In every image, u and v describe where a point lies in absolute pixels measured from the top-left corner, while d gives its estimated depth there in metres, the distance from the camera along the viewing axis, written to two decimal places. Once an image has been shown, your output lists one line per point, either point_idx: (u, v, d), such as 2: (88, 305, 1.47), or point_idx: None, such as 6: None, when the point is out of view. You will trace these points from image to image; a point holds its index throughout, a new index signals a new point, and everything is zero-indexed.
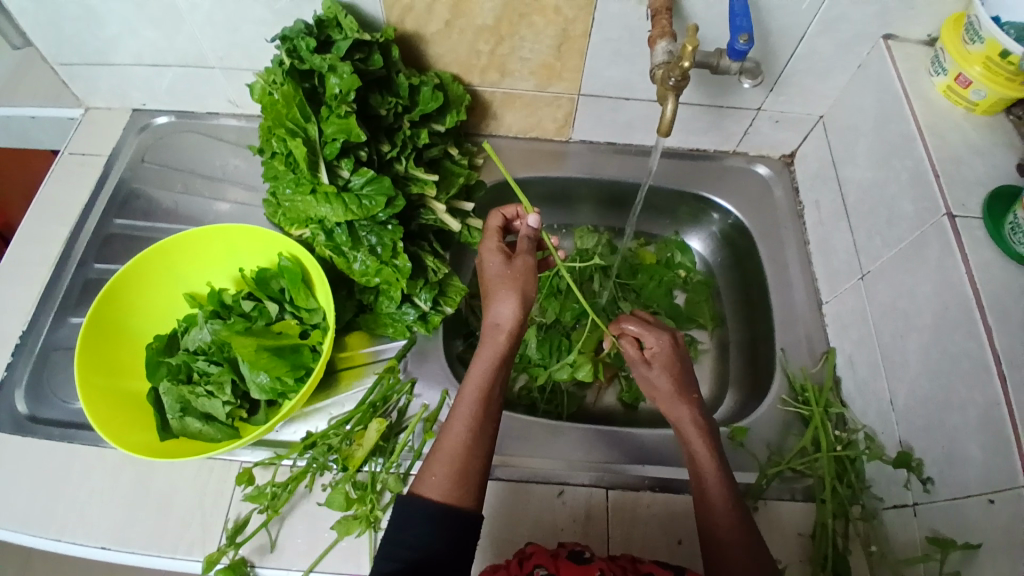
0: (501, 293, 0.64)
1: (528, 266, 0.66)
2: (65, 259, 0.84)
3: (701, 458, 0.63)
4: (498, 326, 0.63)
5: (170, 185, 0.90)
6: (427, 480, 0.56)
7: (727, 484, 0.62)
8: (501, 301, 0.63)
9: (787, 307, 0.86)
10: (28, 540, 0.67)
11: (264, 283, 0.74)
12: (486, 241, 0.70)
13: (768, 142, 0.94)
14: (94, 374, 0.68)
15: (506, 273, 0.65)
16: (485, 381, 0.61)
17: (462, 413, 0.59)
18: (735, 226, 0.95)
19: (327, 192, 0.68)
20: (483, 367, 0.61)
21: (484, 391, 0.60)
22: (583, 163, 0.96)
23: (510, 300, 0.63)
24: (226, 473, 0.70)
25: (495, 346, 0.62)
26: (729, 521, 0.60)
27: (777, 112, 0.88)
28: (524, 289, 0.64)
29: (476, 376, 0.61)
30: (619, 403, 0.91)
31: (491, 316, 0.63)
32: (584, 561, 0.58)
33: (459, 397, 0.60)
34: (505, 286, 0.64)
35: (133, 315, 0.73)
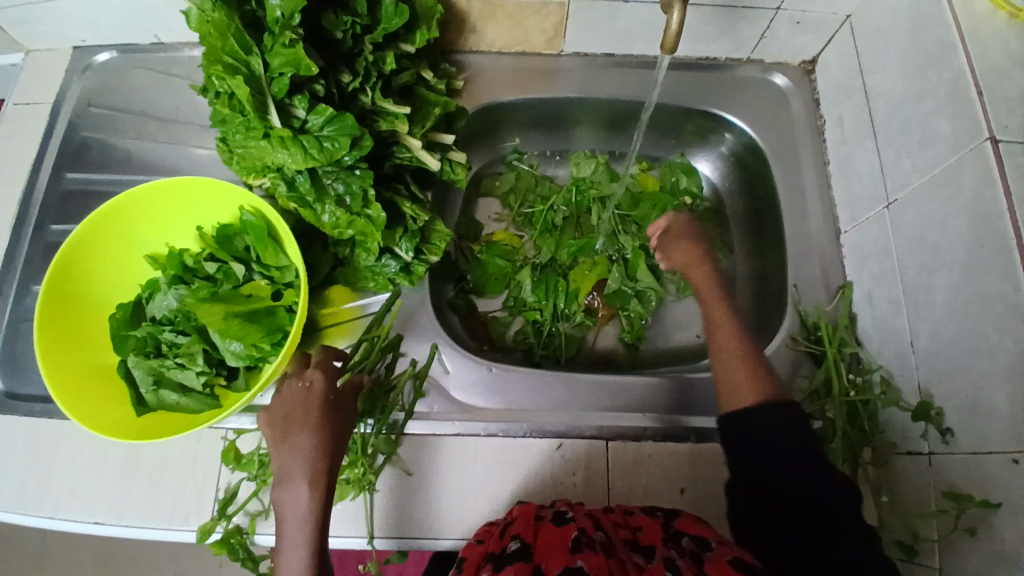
0: (292, 449, 0.59)
1: (314, 384, 0.63)
2: (20, 224, 0.77)
3: (711, 305, 0.75)
4: (291, 451, 0.59)
5: (122, 131, 0.81)
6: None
7: (739, 339, 0.70)
8: (296, 450, 0.59)
9: (801, 238, 0.79)
10: (24, 519, 0.66)
11: (228, 240, 0.67)
12: (287, 379, 0.65)
13: (787, 48, 0.83)
14: (58, 353, 0.63)
15: (302, 417, 0.61)
16: (311, 495, 0.57)
17: (296, 539, 0.56)
18: (747, 146, 0.86)
19: (282, 136, 0.61)
20: (298, 484, 0.58)
21: (314, 508, 0.57)
22: (576, 81, 0.85)
23: (301, 434, 0.60)
24: (213, 442, 0.67)
25: (297, 468, 0.58)
26: (743, 370, 0.67)
27: (798, 12, 0.75)
28: (308, 416, 0.61)
29: (297, 497, 0.57)
30: (619, 343, 0.86)
31: (281, 454, 0.59)
32: (566, 522, 0.58)
33: (283, 525, 0.57)
34: (300, 437, 0.59)
35: (90, 286, 0.67)
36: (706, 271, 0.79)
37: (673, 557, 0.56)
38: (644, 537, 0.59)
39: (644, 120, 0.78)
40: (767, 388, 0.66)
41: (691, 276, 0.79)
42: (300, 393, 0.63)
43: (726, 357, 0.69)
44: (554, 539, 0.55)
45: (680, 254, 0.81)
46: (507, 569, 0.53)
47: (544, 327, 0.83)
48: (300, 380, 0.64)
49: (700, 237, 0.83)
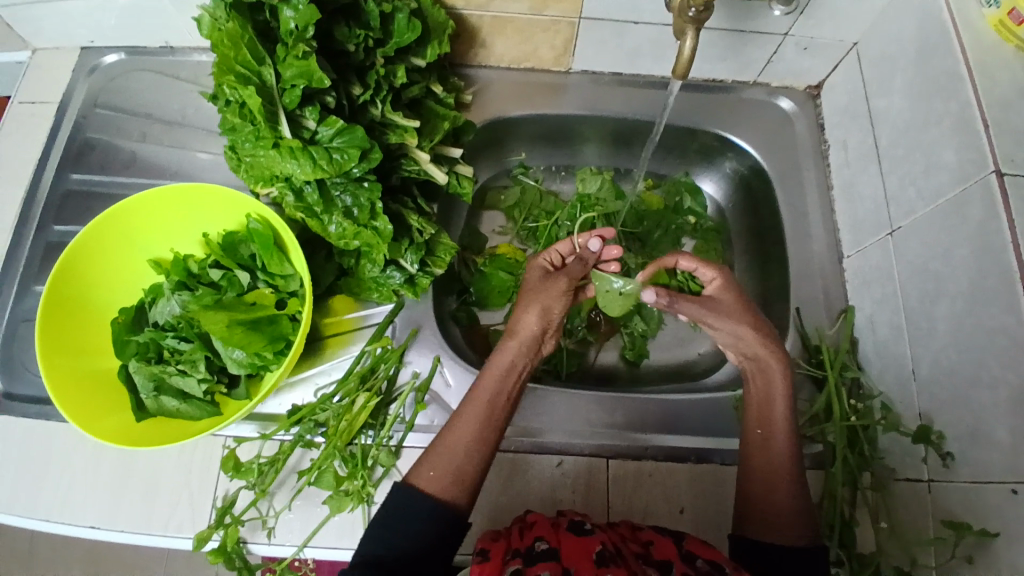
0: (530, 303, 0.66)
1: (560, 290, 0.67)
2: (24, 222, 0.77)
3: (774, 402, 0.64)
4: (510, 365, 0.62)
5: (127, 133, 0.81)
6: (421, 474, 0.56)
7: (796, 486, 0.61)
8: (526, 312, 0.65)
9: (803, 261, 0.79)
10: (16, 521, 0.65)
11: (233, 248, 0.67)
12: (557, 279, 0.68)
13: (792, 71, 0.83)
14: (59, 357, 0.63)
15: (541, 287, 0.67)
16: (496, 387, 0.60)
17: (468, 418, 0.58)
18: (753, 168, 0.86)
19: (292, 147, 0.61)
20: (490, 384, 0.60)
21: (489, 407, 0.59)
22: (583, 97, 0.86)
23: (524, 337, 0.63)
24: (211, 449, 0.67)
25: (500, 370, 0.61)
26: (788, 507, 0.60)
27: (805, 37, 0.76)
28: (553, 309, 0.66)
29: (486, 387, 0.60)
30: (620, 361, 0.87)
31: (504, 354, 0.63)
32: (586, 532, 0.57)
33: (465, 407, 0.59)
34: (536, 297, 0.66)
35: (93, 289, 0.67)
36: (781, 371, 0.65)
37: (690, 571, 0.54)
38: (657, 552, 0.57)
39: (656, 135, 0.79)
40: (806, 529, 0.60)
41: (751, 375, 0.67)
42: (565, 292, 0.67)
43: (775, 494, 0.60)
44: (578, 548, 0.55)
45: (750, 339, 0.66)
46: (537, 567, 0.53)
47: None
48: (541, 279, 0.69)
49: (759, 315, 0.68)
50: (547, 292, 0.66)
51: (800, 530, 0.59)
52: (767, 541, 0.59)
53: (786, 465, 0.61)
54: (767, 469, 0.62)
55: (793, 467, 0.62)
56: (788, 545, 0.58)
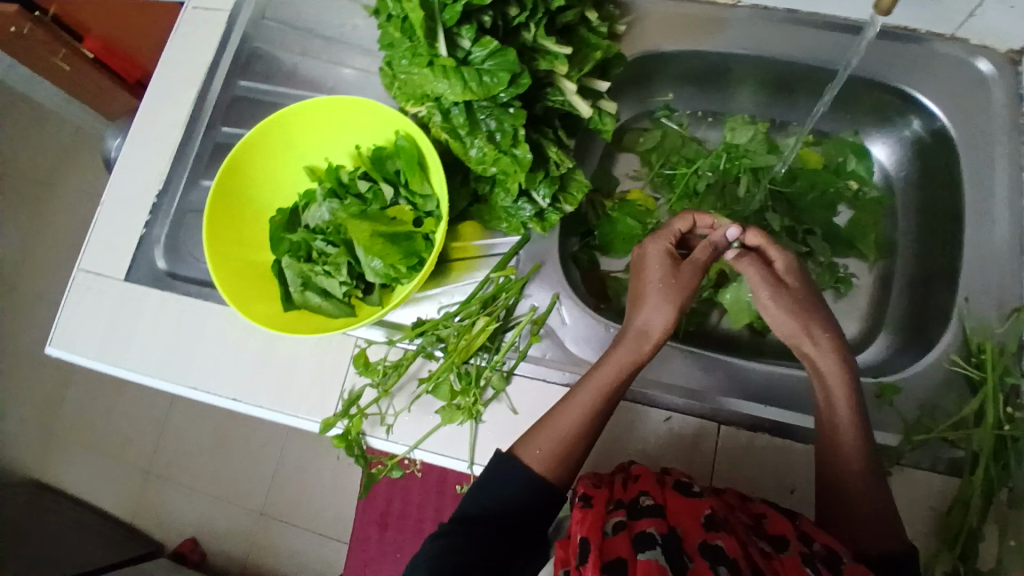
0: (656, 301, 0.62)
1: (693, 283, 0.63)
2: (194, 122, 0.86)
3: (840, 401, 0.59)
4: (644, 332, 0.61)
5: (290, 46, 0.86)
6: (530, 450, 0.59)
7: (868, 456, 0.58)
8: (649, 307, 0.62)
9: (981, 247, 0.69)
10: (170, 386, 0.76)
11: (381, 162, 0.71)
12: (685, 271, 0.64)
13: (996, 29, 0.70)
14: (224, 245, 0.70)
15: (671, 283, 0.63)
16: (618, 376, 0.60)
17: (583, 400, 0.60)
18: (937, 134, 0.75)
19: (445, 66, 0.61)
20: (618, 365, 0.60)
21: (608, 390, 0.60)
22: (748, 35, 0.78)
23: (666, 312, 0.61)
24: (344, 346, 0.73)
25: (637, 352, 0.60)
26: (868, 492, 0.57)
27: None
28: (682, 303, 0.62)
29: (608, 371, 0.60)
30: (745, 329, 0.82)
31: (640, 319, 0.62)
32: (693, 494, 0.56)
33: (585, 383, 0.60)
34: (665, 295, 0.62)
35: (257, 188, 0.74)
36: (834, 346, 0.61)
37: (809, 553, 0.52)
38: (771, 526, 0.55)
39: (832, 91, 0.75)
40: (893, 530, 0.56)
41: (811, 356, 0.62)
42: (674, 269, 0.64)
43: (854, 484, 0.57)
44: (684, 508, 0.54)
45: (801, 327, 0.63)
46: (644, 520, 0.52)
47: None
48: (671, 269, 0.64)
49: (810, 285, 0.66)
50: (680, 269, 0.64)
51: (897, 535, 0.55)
52: (866, 551, 0.55)
53: (859, 466, 0.57)
54: (839, 474, 0.58)
55: (865, 466, 0.57)
56: (880, 554, 0.55)
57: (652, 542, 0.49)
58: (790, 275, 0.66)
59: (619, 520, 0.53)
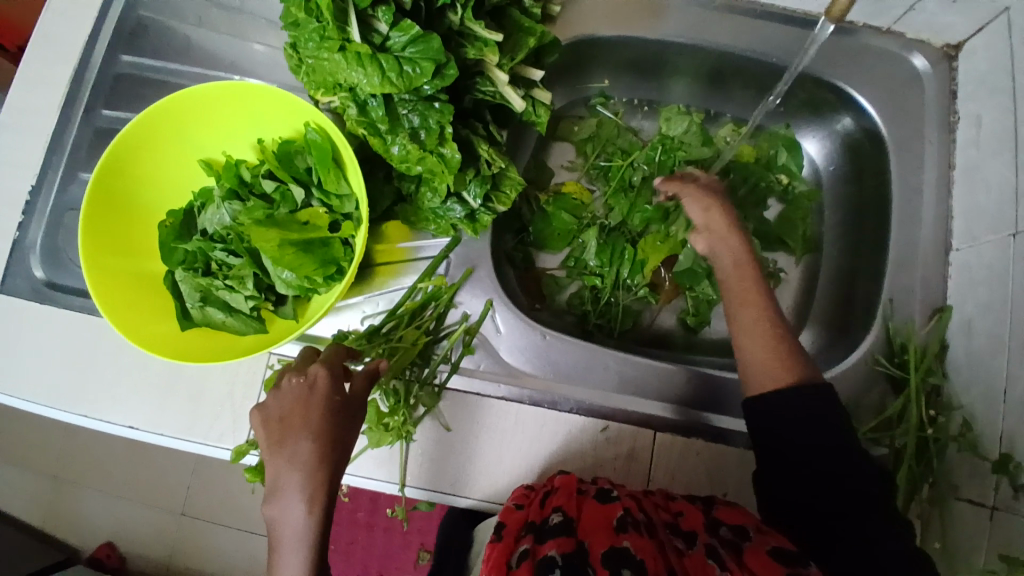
0: (295, 447, 0.51)
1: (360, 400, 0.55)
2: (70, 103, 0.73)
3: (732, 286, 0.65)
4: (289, 472, 0.51)
5: (182, 15, 0.74)
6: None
7: (767, 318, 0.62)
8: (295, 451, 0.51)
9: (907, 248, 0.71)
10: (58, 414, 0.66)
11: (289, 159, 0.62)
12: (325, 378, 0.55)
13: (931, 24, 0.71)
14: (102, 257, 0.60)
15: (292, 415, 0.52)
16: (317, 528, 0.50)
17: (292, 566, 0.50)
18: (867, 132, 0.76)
19: (360, 53, 0.54)
20: (312, 519, 0.50)
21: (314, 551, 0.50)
22: (687, 22, 0.74)
23: (318, 448, 0.51)
24: (256, 364, 0.66)
25: (328, 490, 0.51)
26: (768, 345, 0.60)
27: None
28: (346, 431, 0.54)
29: (305, 530, 0.50)
30: (678, 326, 0.82)
31: (282, 462, 0.51)
32: (610, 501, 0.56)
33: (284, 542, 0.50)
34: (297, 440, 0.51)
35: (144, 186, 0.64)
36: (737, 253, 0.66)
37: (716, 545, 0.54)
38: (685, 522, 0.57)
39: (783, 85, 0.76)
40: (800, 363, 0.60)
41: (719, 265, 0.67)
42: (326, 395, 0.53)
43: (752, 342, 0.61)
44: (597, 516, 0.54)
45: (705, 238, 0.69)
46: (550, 542, 0.52)
47: (603, 295, 0.78)
48: (330, 400, 0.53)
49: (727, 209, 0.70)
50: (304, 385, 0.54)
51: (796, 371, 0.59)
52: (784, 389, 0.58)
53: (763, 328, 0.61)
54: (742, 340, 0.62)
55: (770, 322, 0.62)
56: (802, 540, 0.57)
57: (551, 564, 0.49)
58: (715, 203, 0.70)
59: (524, 549, 0.52)
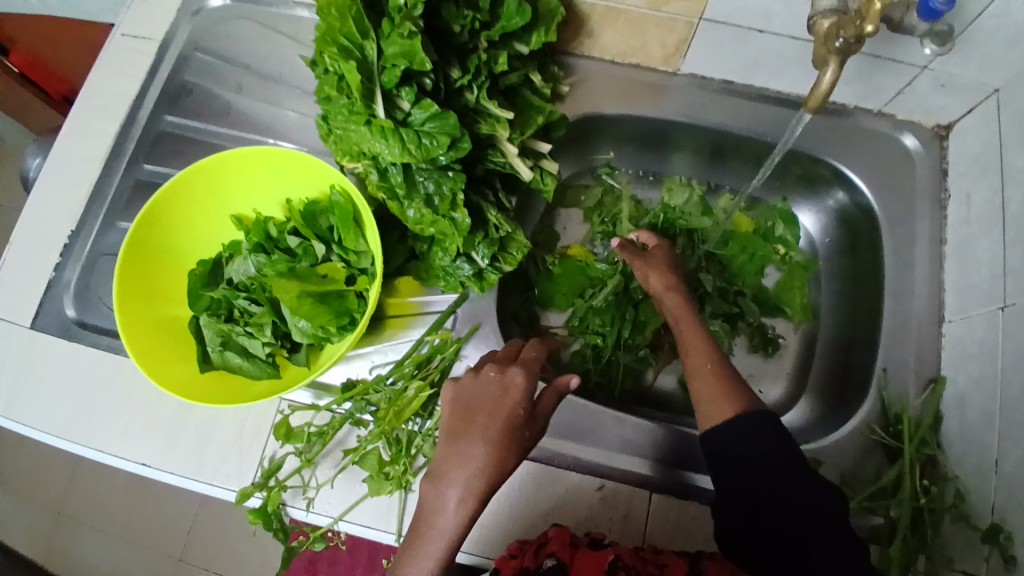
0: (478, 451, 0.56)
1: (519, 400, 0.59)
2: (116, 157, 0.80)
3: (679, 317, 0.71)
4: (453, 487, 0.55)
5: (225, 83, 0.82)
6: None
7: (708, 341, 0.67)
8: (472, 457, 0.55)
9: (899, 319, 0.73)
10: (74, 447, 0.69)
11: (313, 218, 0.68)
12: (474, 384, 0.61)
13: (923, 108, 0.75)
14: (134, 301, 0.65)
15: (497, 430, 0.57)
16: (460, 526, 0.54)
17: (431, 552, 0.53)
18: (860, 206, 0.79)
19: (384, 126, 0.59)
20: (459, 514, 0.54)
21: (450, 548, 0.53)
22: (686, 103, 0.80)
23: (479, 454, 0.55)
24: (266, 410, 0.69)
25: (480, 487, 0.54)
26: (702, 368, 0.64)
27: (945, 74, 0.69)
28: (501, 436, 0.57)
29: (449, 523, 0.54)
30: (678, 388, 0.84)
31: (449, 467, 0.56)
32: (600, 548, 0.56)
33: (426, 533, 0.54)
34: (476, 444, 0.56)
35: (180, 238, 0.69)
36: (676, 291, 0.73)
37: None
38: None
39: (774, 159, 0.77)
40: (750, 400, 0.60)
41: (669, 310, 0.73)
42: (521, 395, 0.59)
43: (693, 365, 0.65)
44: (591, 565, 0.53)
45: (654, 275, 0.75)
46: None
47: (604, 354, 0.80)
48: (489, 407, 0.58)
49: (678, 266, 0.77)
50: (502, 381, 0.60)
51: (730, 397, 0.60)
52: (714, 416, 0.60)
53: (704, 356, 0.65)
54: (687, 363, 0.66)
55: (712, 358, 0.65)
56: None
57: None
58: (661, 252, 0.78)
59: None
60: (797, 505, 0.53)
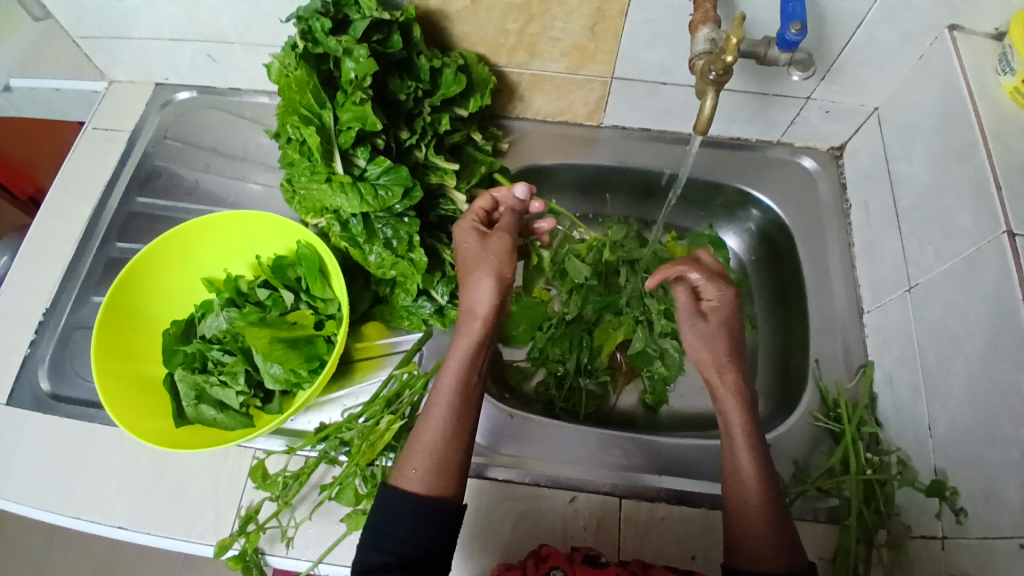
0: (477, 279, 0.65)
1: (504, 245, 0.67)
2: (87, 238, 0.85)
3: (735, 428, 0.64)
4: (474, 312, 0.65)
5: (192, 164, 0.89)
6: (406, 474, 0.59)
7: (763, 473, 0.61)
8: (478, 285, 0.65)
9: (824, 315, 0.81)
10: (49, 518, 0.69)
11: (281, 270, 0.73)
12: (462, 222, 0.71)
13: (816, 133, 0.88)
14: (110, 361, 0.68)
15: (483, 256, 0.66)
16: (461, 371, 0.62)
17: (441, 403, 0.61)
18: (774, 223, 0.90)
19: (342, 182, 0.66)
20: (461, 352, 0.63)
21: (461, 388, 0.62)
22: (613, 150, 0.91)
23: (487, 286, 0.64)
24: (240, 461, 0.70)
25: (472, 332, 0.64)
26: (762, 517, 0.59)
27: (828, 101, 0.82)
28: (500, 271, 0.66)
29: (453, 369, 0.62)
30: (640, 406, 0.89)
31: (467, 301, 0.65)
32: (600, 565, 0.59)
33: (438, 386, 0.62)
34: (479, 269, 0.65)
35: (151, 301, 0.74)
36: (740, 383, 0.66)
37: None
38: None
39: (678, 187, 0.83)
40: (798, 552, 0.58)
41: (720, 388, 0.67)
42: (478, 239, 0.68)
43: (752, 518, 0.59)
44: None
45: (702, 343, 0.69)
46: None
47: (566, 380, 0.85)
48: (478, 242, 0.67)
49: (737, 335, 0.70)
50: (489, 236, 0.68)
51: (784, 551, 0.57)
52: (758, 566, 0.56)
53: (757, 490, 0.60)
54: (738, 494, 0.61)
55: (763, 498, 0.60)
56: None
57: None
58: (716, 316, 0.70)
59: None
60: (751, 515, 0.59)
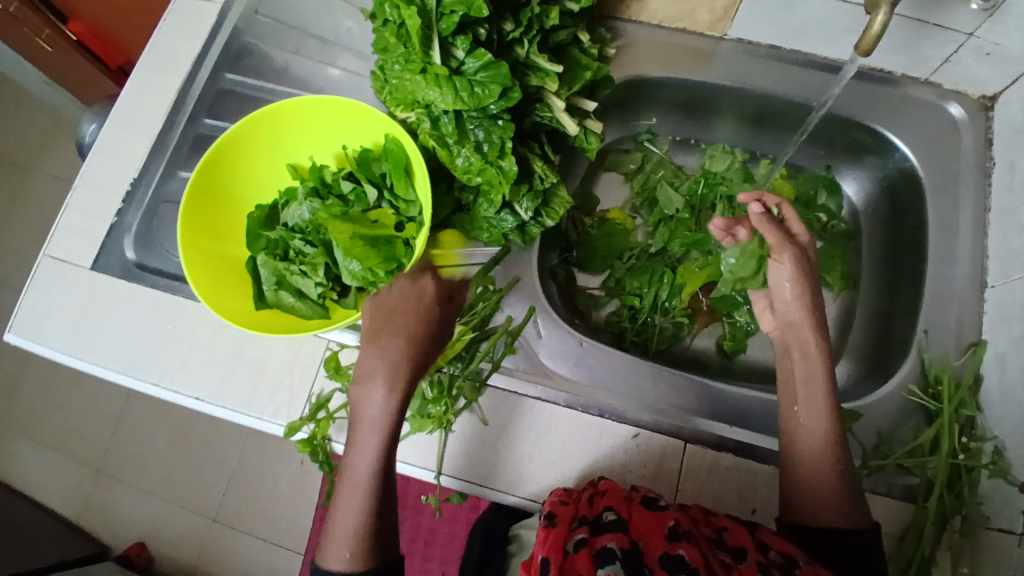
0: (375, 389, 0.62)
1: (405, 345, 0.63)
2: (176, 112, 0.84)
3: (812, 395, 0.61)
4: (375, 421, 0.62)
5: (281, 44, 0.85)
6: (335, 558, 0.60)
7: (834, 432, 0.59)
8: (371, 397, 0.62)
9: (943, 285, 0.72)
10: (133, 380, 0.74)
11: (367, 164, 0.70)
12: (368, 322, 0.66)
13: (968, 77, 0.75)
14: (196, 237, 0.69)
15: (384, 359, 0.63)
16: (370, 469, 0.61)
17: (351, 507, 0.62)
18: (905, 174, 0.79)
19: (438, 74, 0.61)
20: (363, 457, 0.62)
21: (367, 485, 0.62)
22: (731, 68, 0.81)
23: (383, 401, 0.62)
24: (315, 349, 0.72)
25: (370, 442, 0.62)
26: (830, 476, 0.58)
27: (991, 41, 0.68)
28: (406, 386, 0.63)
29: (359, 464, 0.61)
30: (715, 351, 0.84)
31: (366, 408, 0.62)
32: (658, 508, 0.57)
33: (340, 488, 0.63)
34: (376, 379, 0.62)
35: (237, 181, 0.73)
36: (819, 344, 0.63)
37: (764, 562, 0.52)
38: (731, 538, 0.55)
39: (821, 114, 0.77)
40: (859, 511, 0.58)
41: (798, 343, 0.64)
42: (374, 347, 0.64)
43: (819, 483, 0.58)
44: (650, 521, 0.55)
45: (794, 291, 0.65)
46: (604, 535, 0.53)
47: (640, 315, 0.82)
48: (375, 347, 0.64)
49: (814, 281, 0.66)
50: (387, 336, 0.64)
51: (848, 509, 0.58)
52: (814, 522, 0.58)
53: (828, 460, 0.59)
54: (804, 456, 0.59)
55: (834, 449, 0.59)
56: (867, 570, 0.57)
57: (611, 557, 0.50)
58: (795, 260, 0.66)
59: (581, 538, 0.53)
60: (809, 474, 0.59)
